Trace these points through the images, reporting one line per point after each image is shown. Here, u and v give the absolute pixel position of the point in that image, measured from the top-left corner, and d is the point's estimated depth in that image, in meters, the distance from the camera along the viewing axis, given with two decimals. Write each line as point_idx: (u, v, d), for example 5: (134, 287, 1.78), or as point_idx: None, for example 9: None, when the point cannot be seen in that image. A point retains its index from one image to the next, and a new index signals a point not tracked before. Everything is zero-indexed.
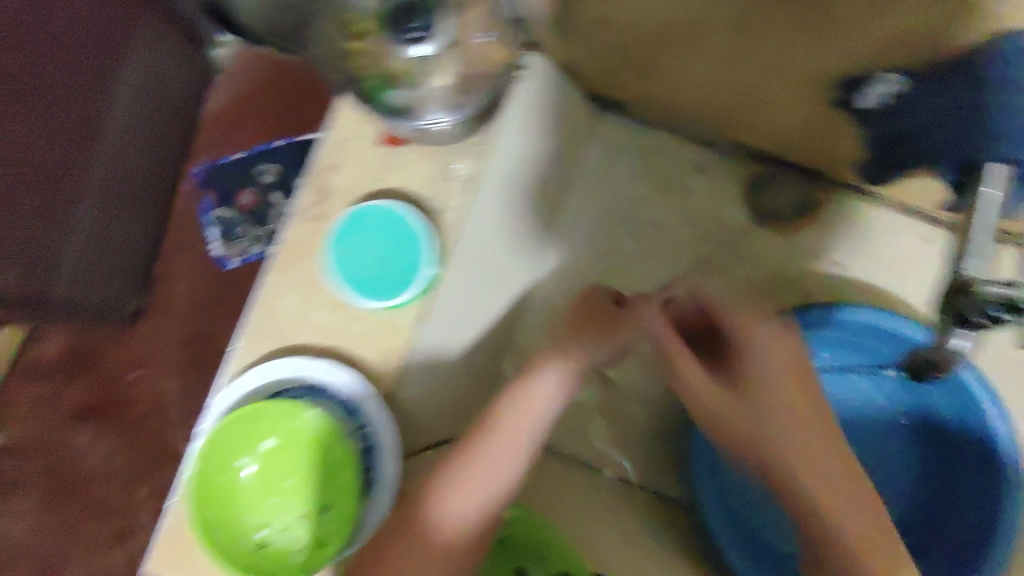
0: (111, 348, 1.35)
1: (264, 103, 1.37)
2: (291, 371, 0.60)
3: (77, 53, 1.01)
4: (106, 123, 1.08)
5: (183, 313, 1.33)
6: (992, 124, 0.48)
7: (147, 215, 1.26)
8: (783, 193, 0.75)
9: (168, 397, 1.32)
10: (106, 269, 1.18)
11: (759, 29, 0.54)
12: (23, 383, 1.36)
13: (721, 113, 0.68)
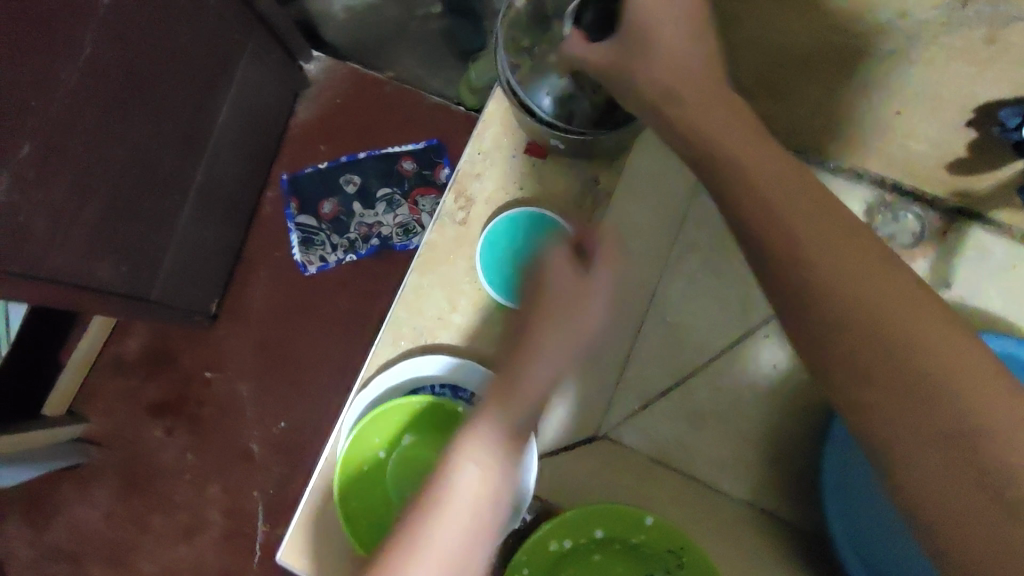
0: (186, 347, 1.21)
1: (348, 120, 1.25)
2: (434, 367, 0.64)
3: (197, 61, 0.89)
4: (210, 135, 0.98)
5: (271, 316, 1.21)
6: None
7: (232, 220, 1.15)
8: (905, 220, 0.77)
9: (241, 399, 1.19)
10: (202, 273, 1.11)
11: (912, 60, 0.55)
12: (106, 376, 1.22)
13: (856, 137, 0.69)
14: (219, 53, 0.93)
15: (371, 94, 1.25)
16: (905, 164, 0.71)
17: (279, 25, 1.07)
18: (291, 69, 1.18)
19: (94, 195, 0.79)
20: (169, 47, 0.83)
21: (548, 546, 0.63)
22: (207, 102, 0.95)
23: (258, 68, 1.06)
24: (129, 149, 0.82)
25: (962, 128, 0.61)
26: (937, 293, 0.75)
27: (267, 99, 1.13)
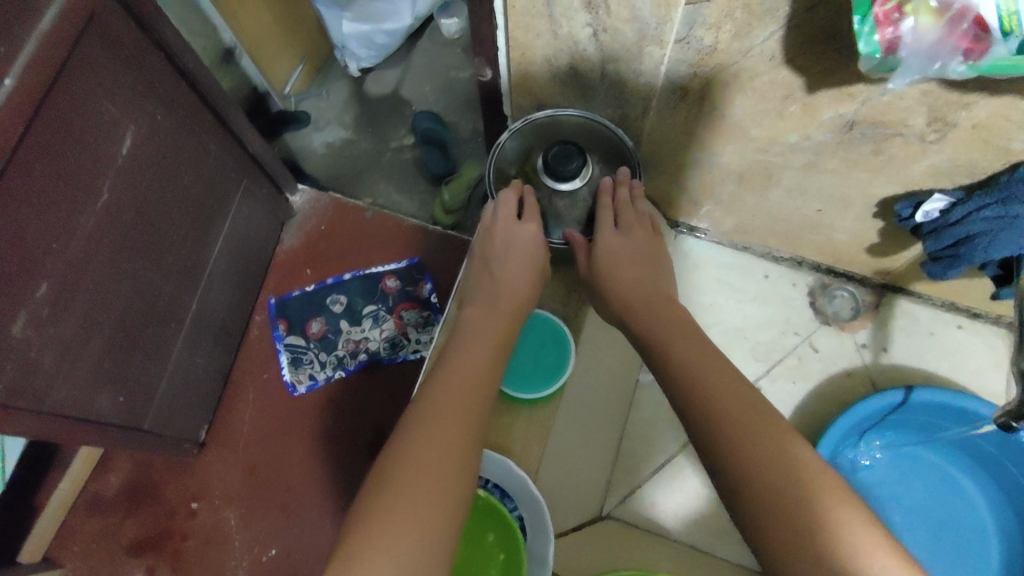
0: (168, 477, 1.18)
1: (330, 246, 1.31)
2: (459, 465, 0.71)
3: (196, 202, 0.99)
4: (206, 267, 1.06)
5: (256, 440, 1.19)
6: (981, 218, 0.59)
7: (223, 344, 1.18)
8: (839, 297, 0.88)
9: (229, 529, 1.14)
10: (193, 395, 1.12)
11: (821, 170, 0.69)
12: (81, 517, 1.16)
13: (784, 234, 0.84)
14: (215, 194, 1.03)
15: (353, 219, 1.33)
16: (833, 252, 0.84)
17: (268, 163, 1.18)
18: (279, 201, 1.27)
19: (99, 330, 0.84)
20: (173, 189, 0.92)
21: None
22: (203, 234, 1.03)
23: (250, 201, 1.16)
24: (134, 284, 0.89)
25: (872, 219, 0.74)
26: (878, 361, 0.86)
27: (258, 235, 1.22)
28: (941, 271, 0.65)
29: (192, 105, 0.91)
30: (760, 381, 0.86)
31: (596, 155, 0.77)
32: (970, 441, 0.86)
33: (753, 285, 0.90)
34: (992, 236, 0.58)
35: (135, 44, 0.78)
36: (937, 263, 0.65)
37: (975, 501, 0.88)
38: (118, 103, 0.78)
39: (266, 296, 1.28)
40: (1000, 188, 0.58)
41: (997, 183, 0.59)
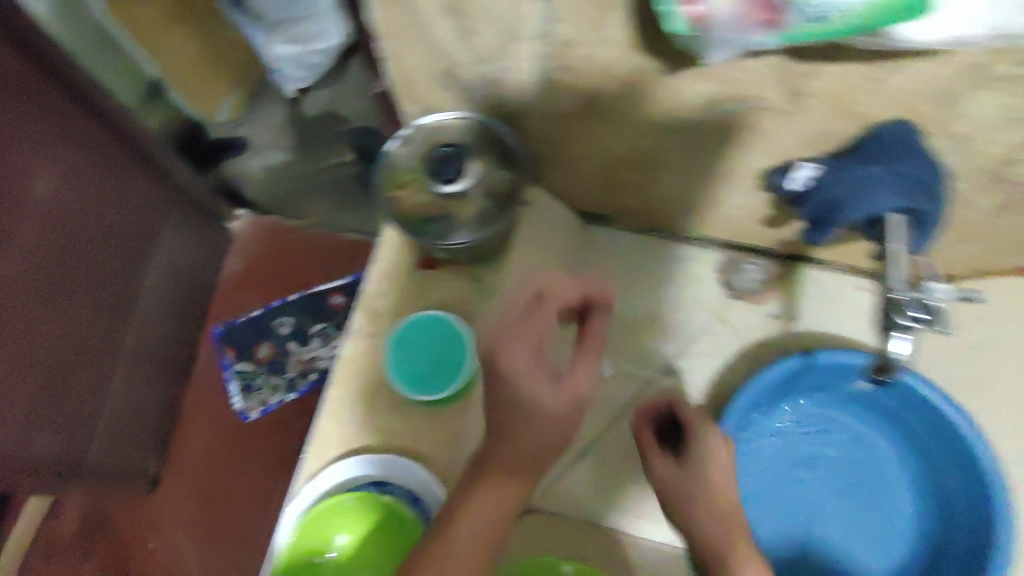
0: (120, 521, 1.26)
1: (269, 268, 1.38)
2: (358, 469, 0.68)
3: (126, 241, 1.08)
4: (142, 301, 1.14)
5: (203, 476, 1.26)
6: (853, 174, 0.60)
7: (164, 378, 1.25)
8: (748, 271, 0.89)
9: (180, 568, 1.21)
10: (142, 429, 1.21)
11: (702, 147, 0.71)
12: (36, 565, 1.25)
13: (686, 216, 0.86)
14: (147, 229, 1.12)
15: (290, 241, 1.40)
16: (734, 228, 0.86)
17: (201, 195, 1.26)
18: (213, 232, 1.34)
19: (26, 376, 0.93)
20: (96, 228, 1.02)
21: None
22: (136, 270, 1.12)
23: (184, 235, 1.24)
24: (62, 322, 0.98)
25: (760, 192, 0.76)
26: (789, 329, 0.87)
27: (198, 268, 1.30)
28: (820, 234, 0.66)
29: (114, 149, 1.03)
30: (676, 360, 0.87)
31: (493, 160, 0.77)
32: (885, 399, 0.78)
33: (668, 266, 0.91)
34: (868, 188, 0.59)
35: (39, 85, 0.90)
36: (819, 226, 0.66)
37: (887, 458, 0.81)
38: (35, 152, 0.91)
39: (212, 325, 1.35)
40: (873, 142, 0.59)
41: (868, 138, 0.60)
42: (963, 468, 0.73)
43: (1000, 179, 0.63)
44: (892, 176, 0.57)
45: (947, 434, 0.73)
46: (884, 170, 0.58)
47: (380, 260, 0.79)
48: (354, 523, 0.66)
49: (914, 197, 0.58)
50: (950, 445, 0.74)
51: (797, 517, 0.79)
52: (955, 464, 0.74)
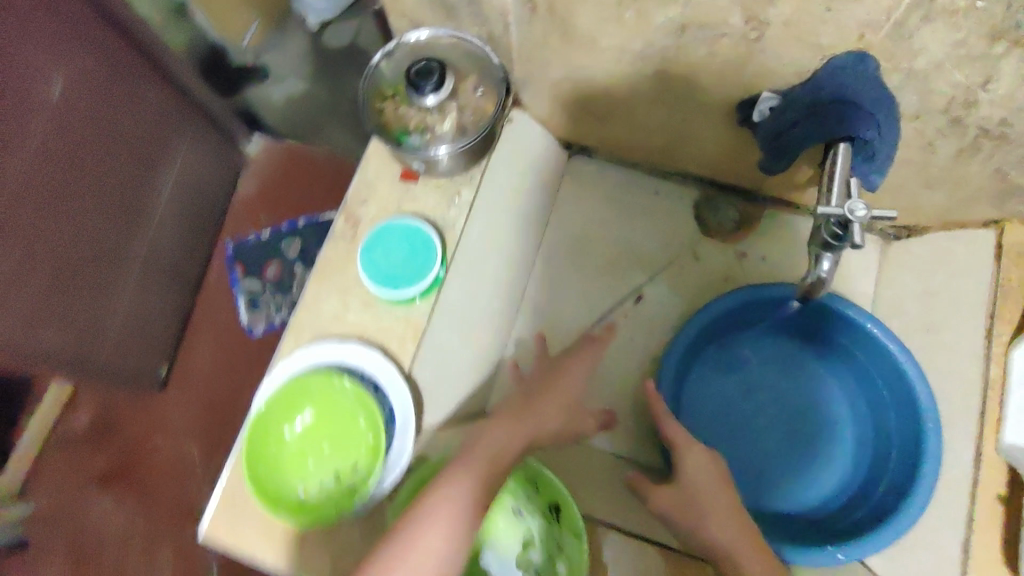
0: (131, 418, 1.33)
1: (280, 190, 1.42)
2: (327, 356, 0.74)
3: (136, 150, 1.12)
4: (153, 210, 1.19)
5: (208, 383, 1.33)
6: (825, 104, 0.63)
7: (176, 289, 1.31)
8: (724, 209, 0.92)
9: (186, 466, 1.29)
10: (150, 336, 1.26)
11: (673, 76, 0.72)
12: (54, 454, 1.33)
13: (665, 149, 0.88)
14: (157, 140, 1.16)
15: (304, 164, 1.43)
16: (711, 165, 0.88)
17: (217, 112, 1.30)
18: (228, 150, 1.38)
19: (36, 271, 0.98)
20: (107, 136, 1.05)
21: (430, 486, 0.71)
22: (146, 179, 1.15)
23: (198, 150, 1.28)
24: (71, 224, 1.02)
25: (732, 126, 0.77)
26: (757, 267, 0.90)
27: (211, 185, 1.35)
28: (778, 158, 0.71)
29: (126, 55, 1.05)
30: (642, 289, 0.91)
31: (475, 80, 0.77)
32: (847, 338, 0.79)
33: (643, 198, 0.94)
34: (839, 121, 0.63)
35: None
36: (774, 147, 0.70)
37: (838, 404, 0.81)
38: (44, 55, 0.94)
39: (223, 243, 1.39)
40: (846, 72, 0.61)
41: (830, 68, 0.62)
42: (901, 398, 0.74)
43: (961, 121, 0.63)
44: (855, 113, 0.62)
45: (886, 364, 0.75)
46: (849, 107, 0.62)
47: (363, 170, 0.82)
48: (317, 404, 0.71)
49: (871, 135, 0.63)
50: (888, 375, 0.76)
51: (735, 443, 0.81)
52: (892, 391, 0.76)
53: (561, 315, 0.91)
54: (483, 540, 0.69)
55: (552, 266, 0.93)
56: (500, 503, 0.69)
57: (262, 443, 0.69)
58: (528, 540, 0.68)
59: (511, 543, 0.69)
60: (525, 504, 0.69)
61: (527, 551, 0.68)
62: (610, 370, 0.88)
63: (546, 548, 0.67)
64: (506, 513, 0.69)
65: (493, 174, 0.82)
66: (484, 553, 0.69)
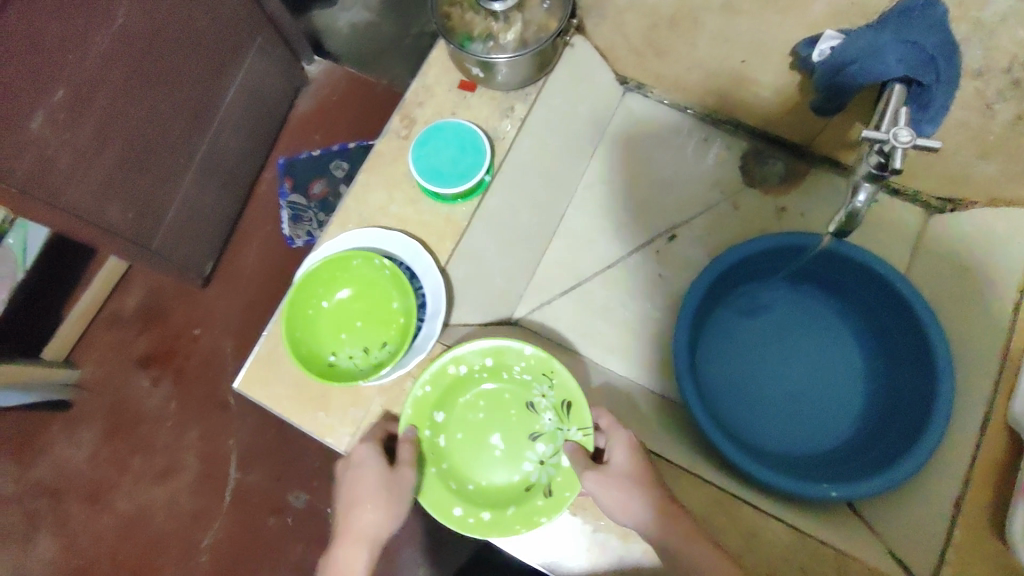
0: (176, 306, 1.41)
1: (338, 110, 1.47)
2: (369, 240, 0.79)
3: (210, 48, 1.14)
4: (216, 112, 1.22)
5: (250, 282, 1.40)
6: (894, 43, 0.61)
7: (231, 191, 1.36)
8: (771, 164, 0.92)
9: (222, 356, 1.37)
10: (202, 233, 1.32)
11: (740, 10, 0.73)
12: (103, 328, 1.41)
13: (719, 92, 0.89)
14: (230, 41, 1.18)
15: (361, 89, 1.47)
16: (764, 114, 0.88)
17: (286, 28, 1.33)
18: (293, 67, 1.42)
19: (114, 150, 1.00)
20: (187, 27, 1.07)
21: (447, 371, 0.72)
22: (215, 79, 1.18)
23: (264, 60, 1.30)
24: (147, 109, 1.05)
25: (789, 69, 0.77)
26: (794, 223, 0.91)
27: (270, 98, 1.38)
28: (830, 95, 0.70)
29: None
30: (676, 231, 0.93)
31: None
32: (856, 285, 0.81)
33: (690, 142, 0.96)
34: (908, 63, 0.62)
35: None
36: (828, 79, 0.69)
37: (855, 364, 0.83)
38: None
39: (277, 156, 1.45)
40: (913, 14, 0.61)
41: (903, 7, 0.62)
42: (916, 356, 0.75)
43: (1021, 81, 0.63)
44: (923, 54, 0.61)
45: (905, 318, 0.76)
46: (921, 44, 0.60)
47: (425, 75, 0.86)
48: (354, 281, 0.76)
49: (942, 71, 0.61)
50: (905, 333, 0.76)
51: (748, 390, 0.83)
52: (908, 349, 0.76)
53: (593, 245, 0.94)
54: (496, 426, 0.74)
55: (592, 198, 0.96)
56: (519, 395, 0.74)
57: (300, 309, 0.73)
58: (538, 432, 0.73)
59: (521, 433, 0.73)
60: (541, 399, 0.73)
61: (535, 443, 0.72)
62: (633, 303, 0.91)
63: (554, 442, 0.71)
64: (522, 406, 0.74)
65: (548, 96, 0.85)
66: (493, 438, 0.73)
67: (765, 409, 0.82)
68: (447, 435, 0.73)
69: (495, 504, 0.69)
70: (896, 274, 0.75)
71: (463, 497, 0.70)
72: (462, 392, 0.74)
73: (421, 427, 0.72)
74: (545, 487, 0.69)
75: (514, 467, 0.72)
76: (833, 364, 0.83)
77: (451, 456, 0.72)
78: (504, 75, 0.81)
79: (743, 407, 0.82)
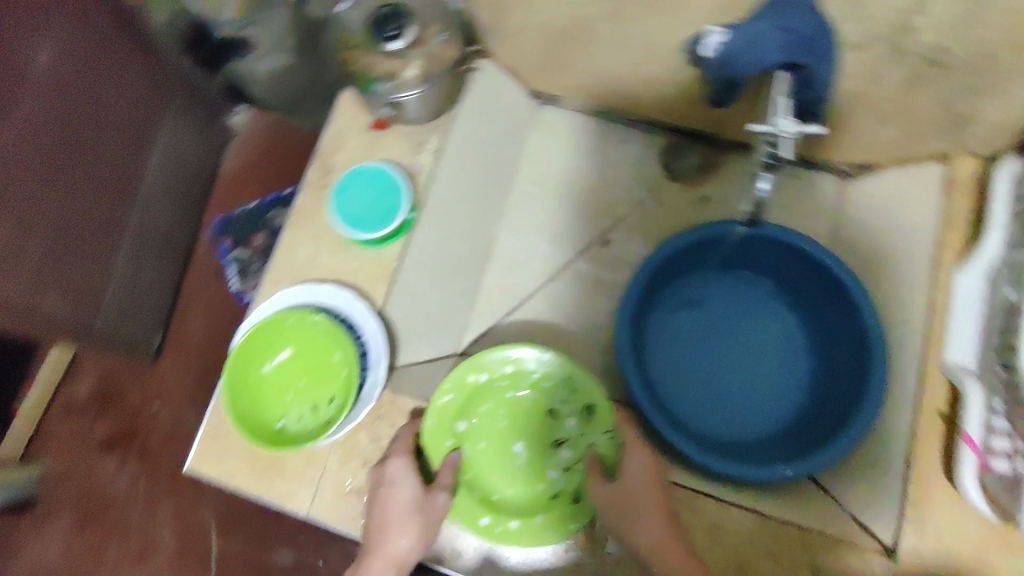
0: (130, 384, 1.37)
1: (266, 159, 1.45)
2: (303, 296, 0.78)
3: (125, 123, 1.12)
4: (142, 184, 1.20)
5: (201, 348, 1.36)
6: (777, 37, 0.62)
7: (168, 258, 1.34)
8: (689, 155, 0.94)
9: (186, 426, 1.34)
10: (144, 306, 1.29)
11: (628, 16, 0.75)
12: (57, 419, 1.36)
13: (628, 94, 0.90)
14: (146, 113, 1.16)
15: (285, 134, 1.45)
16: (673, 108, 0.90)
17: (210, 97, 1.32)
18: (214, 125, 1.39)
19: (37, 242, 0.99)
20: (94, 107, 1.05)
21: (468, 380, 0.74)
22: (137, 152, 1.16)
23: (184, 124, 1.28)
24: (67, 196, 1.03)
25: (685, 65, 0.79)
26: (720, 208, 0.93)
27: (195, 160, 1.36)
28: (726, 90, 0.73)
29: (106, 25, 1.05)
30: (608, 235, 0.95)
31: (436, 27, 0.80)
32: (784, 264, 0.83)
33: (608, 146, 0.97)
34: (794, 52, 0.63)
35: None
36: (718, 75, 0.71)
37: (793, 336, 0.86)
38: None
39: (212, 217, 1.42)
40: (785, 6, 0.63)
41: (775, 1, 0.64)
42: (848, 320, 0.78)
43: (901, 48, 0.66)
44: (806, 41, 0.63)
45: (830, 285, 0.78)
46: (802, 32, 0.62)
47: (336, 121, 0.86)
48: (292, 340, 0.74)
49: (822, 53, 0.64)
50: (834, 299, 0.79)
51: (696, 380, 0.85)
52: (839, 314, 0.79)
53: (531, 261, 0.95)
54: (519, 433, 0.76)
55: (526, 215, 0.96)
56: (541, 402, 0.75)
57: (239, 379, 0.72)
58: (561, 439, 0.75)
59: (545, 440, 0.75)
60: (563, 406, 0.75)
61: (560, 449, 0.75)
62: (579, 311, 0.92)
63: (579, 449, 0.74)
64: (542, 413, 0.76)
65: (463, 123, 0.85)
66: (516, 445, 0.75)
67: (717, 398, 0.84)
68: (471, 443, 0.74)
69: (521, 512, 0.72)
70: (813, 244, 0.77)
71: (489, 508, 0.71)
72: (484, 402, 0.75)
73: (444, 439, 0.72)
74: (571, 494, 0.73)
75: (538, 474, 0.74)
76: (770, 339, 0.86)
77: (473, 465, 0.74)
78: (411, 109, 0.82)
79: (695, 397, 0.84)
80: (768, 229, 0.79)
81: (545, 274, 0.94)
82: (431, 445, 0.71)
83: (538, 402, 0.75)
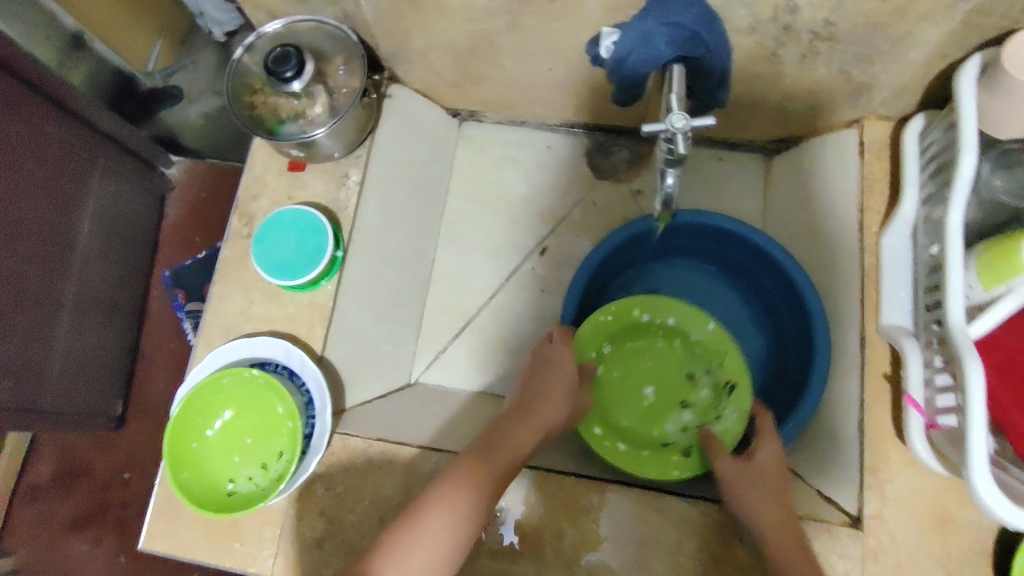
0: (95, 458, 1.32)
1: (207, 207, 1.38)
2: (239, 352, 0.76)
3: (49, 187, 1.05)
4: (76, 248, 1.13)
5: (162, 410, 1.33)
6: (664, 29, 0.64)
7: (117, 322, 1.28)
8: (618, 150, 0.94)
9: None
10: (97, 375, 1.24)
11: (526, 26, 0.74)
12: (21, 507, 1.31)
13: (545, 100, 0.90)
14: (71, 172, 1.09)
15: (220, 176, 1.39)
16: (591, 109, 0.90)
17: (129, 140, 1.22)
18: (149, 175, 1.32)
19: None
20: (15, 175, 0.98)
21: (637, 312, 0.80)
22: (66, 215, 1.09)
23: (115, 178, 1.21)
24: None
25: (592, 66, 0.79)
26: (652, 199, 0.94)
27: (134, 212, 1.30)
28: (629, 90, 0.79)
29: (17, 90, 0.96)
30: (546, 241, 0.94)
31: (339, 58, 0.80)
32: (716, 244, 0.86)
33: (535, 154, 0.96)
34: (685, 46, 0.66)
35: None
36: (621, 76, 0.74)
37: (733, 309, 0.91)
38: None
39: (161, 270, 1.37)
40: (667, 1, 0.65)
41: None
42: (788, 293, 0.80)
43: (790, 27, 0.66)
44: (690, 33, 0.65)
45: (764, 261, 0.81)
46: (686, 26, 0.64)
47: (251, 168, 0.83)
48: (231, 400, 0.72)
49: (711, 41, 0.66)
50: (769, 273, 0.82)
51: None
52: (778, 286, 0.82)
53: (475, 278, 0.94)
54: (649, 379, 0.80)
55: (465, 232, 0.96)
56: (682, 362, 0.79)
57: (181, 448, 0.69)
58: (688, 402, 0.78)
59: (672, 398, 0.79)
60: (702, 376, 0.78)
61: (684, 410, 0.78)
62: (529, 322, 0.91)
63: (704, 416, 0.76)
64: (680, 373, 0.79)
65: (381, 152, 0.84)
66: (645, 389, 0.80)
67: None
68: (607, 368, 0.80)
69: (632, 442, 0.75)
70: (738, 225, 0.79)
71: (603, 422, 0.77)
72: (635, 337, 0.80)
73: (592, 352, 0.79)
74: (683, 449, 0.75)
75: (659, 420, 0.77)
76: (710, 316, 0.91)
77: (603, 384, 0.79)
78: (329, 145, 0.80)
79: None
80: (694, 217, 0.80)
81: (491, 290, 0.93)
82: (584, 353, 0.78)
83: (676, 364, 0.80)
